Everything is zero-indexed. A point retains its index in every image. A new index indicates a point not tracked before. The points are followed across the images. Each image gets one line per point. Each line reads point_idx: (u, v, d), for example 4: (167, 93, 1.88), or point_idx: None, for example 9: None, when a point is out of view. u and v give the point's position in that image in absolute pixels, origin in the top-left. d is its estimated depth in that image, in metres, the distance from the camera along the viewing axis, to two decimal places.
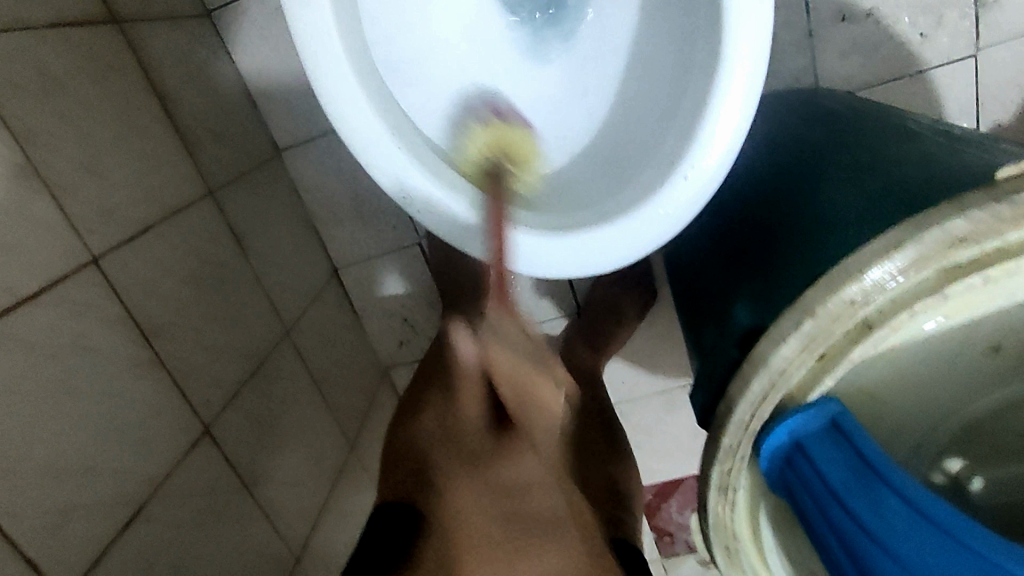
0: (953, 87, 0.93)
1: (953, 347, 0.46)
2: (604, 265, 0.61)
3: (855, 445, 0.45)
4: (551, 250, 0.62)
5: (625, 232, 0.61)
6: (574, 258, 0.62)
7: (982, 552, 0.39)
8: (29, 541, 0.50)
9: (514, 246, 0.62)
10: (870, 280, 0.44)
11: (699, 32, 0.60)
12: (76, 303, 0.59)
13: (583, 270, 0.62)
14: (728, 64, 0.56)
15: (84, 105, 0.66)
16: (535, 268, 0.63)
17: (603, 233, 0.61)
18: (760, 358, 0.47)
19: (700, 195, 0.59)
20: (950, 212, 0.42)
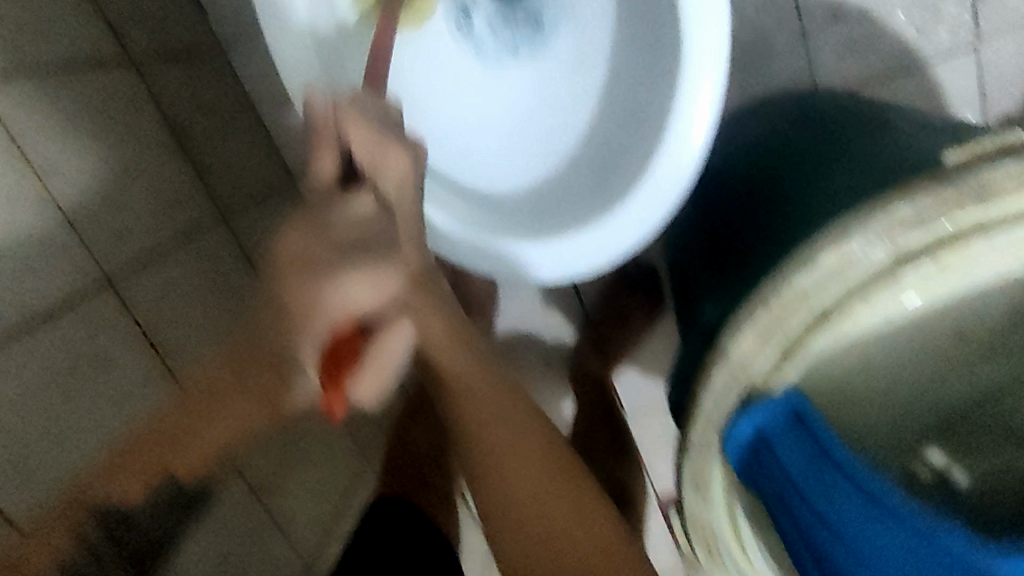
0: (955, 81, 0.92)
1: (917, 333, 0.47)
2: (619, 255, 0.64)
3: (816, 436, 0.45)
4: (563, 250, 0.64)
5: (633, 221, 0.63)
6: (589, 255, 0.64)
7: (943, 545, 0.39)
8: None
9: (526, 258, 0.64)
10: (822, 270, 0.44)
11: (663, 27, 0.63)
12: None
13: (600, 264, 0.64)
14: (694, 46, 0.59)
15: None
16: (551, 274, 0.65)
17: (611, 228, 0.63)
18: (722, 352, 0.47)
19: (691, 178, 0.62)
20: (895, 199, 0.42)
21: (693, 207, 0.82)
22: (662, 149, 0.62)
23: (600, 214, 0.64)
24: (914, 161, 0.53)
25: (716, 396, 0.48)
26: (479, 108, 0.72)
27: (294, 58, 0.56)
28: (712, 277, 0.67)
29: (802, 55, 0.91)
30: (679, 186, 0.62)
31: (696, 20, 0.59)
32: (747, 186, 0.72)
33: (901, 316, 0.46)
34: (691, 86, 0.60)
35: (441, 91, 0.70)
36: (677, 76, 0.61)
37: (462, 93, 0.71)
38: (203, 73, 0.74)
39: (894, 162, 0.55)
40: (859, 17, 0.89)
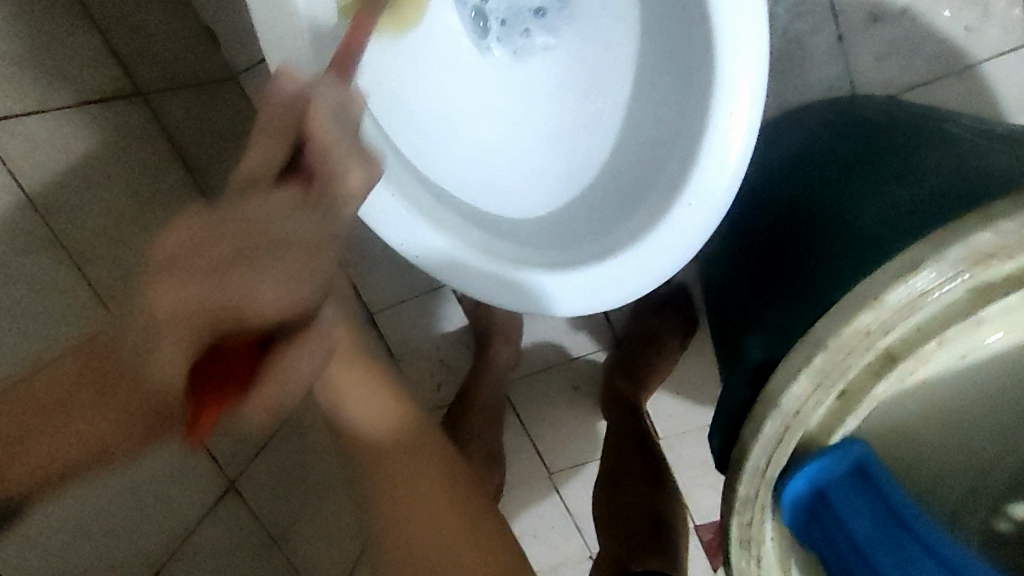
0: (1009, 79, 0.85)
1: (996, 375, 0.41)
2: (664, 272, 0.59)
3: (881, 493, 0.40)
4: (599, 275, 0.59)
5: (674, 233, 0.58)
6: (631, 275, 0.59)
7: None
8: None
9: (558, 291, 0.59)
10: (888, 306, 0.38)
11: (690, 27, 0.58)
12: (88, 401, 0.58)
13: (643, 284, 0.59)
14: (728, 41, 0.54)
15: (103, 173, 0.69)
16: (590, 302, 0.60)
17: (654, 243, 0.58)
18: (771, 397, 0.42)
19: (731, 187, 0.57)
20: (973, 225, 0.37)
21: (730, 225, 0.76)
22: (695, 169, 0.57)
23: (632, 240, 0.59)
24: (976, 182, 0.47)
25: (764, 444, 0.43)
26: (525, 117, 0.69)
27: None
28: (755, 305, 0.62)
29: (839, 60, 0.86)
30: (715, 208, 0.57)
31: (729, 23, 0.53)
32: (788, 204, 0.66)
33: (978, 357, 0.40)
34: (726, 97, 0.55)
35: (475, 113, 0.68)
36: (710, 87, 0.56)
37: (503, 108, 0.69)
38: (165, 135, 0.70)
39: (962, 178, 0.50)
40: (901, 18, 0.83)
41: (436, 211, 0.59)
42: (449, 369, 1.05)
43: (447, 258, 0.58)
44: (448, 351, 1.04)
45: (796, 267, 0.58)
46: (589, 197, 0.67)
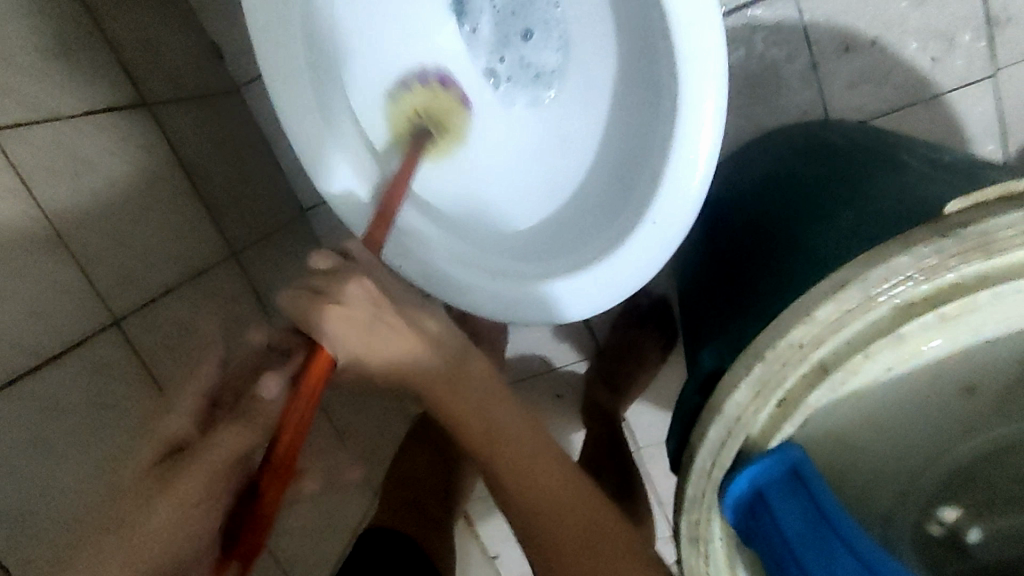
0: (972, 109, 0.89)
1: (923, 387, 0.45)
2: (654, 265, 0.61)
3: (813, 494, 0.44)
4: (592, 280, 0.62)
5: (658, 231, 0.60)
6: (622, 273, 0.61)
7: None
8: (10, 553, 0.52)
9: (559, 296, 0.63)
10: (819, 322, 0.42)
11: (657, 36, 0.60)
12: None
13: (638, 279, 0.62)
14: (684, 44, 0.55)
15: (109, 182, 0.73)
16: (590, 305, 0.63)
17: (637, 241, 0.60)
18: (716, 404, 0.45)
19: (705, 177, 0.59)
20: (895, 251, 0.41)
21: (703, 240, 0.80)
22: (661, 188, 0.59)
23: (619, 240, 0.62)
24: (907, 209, 0.53)
25: (709, 446, 0.46)
26: (531, 123, 0.73)
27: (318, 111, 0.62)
28: (713, 318, 0.66)
29: (812, 87, 0.90)
30: (678, 229, 0.60)
31: (692, 50, 0.55)
32: (752, 225, 0.70)
33: (903, 370, 0.44)
34: (691, 105, 0.57)
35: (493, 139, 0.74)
36: (676, 109, 0.58)
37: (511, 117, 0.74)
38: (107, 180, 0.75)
39: (899, 205, 0.54)
40: (871, 48, 0.88)
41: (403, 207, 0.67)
42: None
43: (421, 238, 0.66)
44: None
45: (753, 283, 0.62)
46: (584, 191, 0.71)
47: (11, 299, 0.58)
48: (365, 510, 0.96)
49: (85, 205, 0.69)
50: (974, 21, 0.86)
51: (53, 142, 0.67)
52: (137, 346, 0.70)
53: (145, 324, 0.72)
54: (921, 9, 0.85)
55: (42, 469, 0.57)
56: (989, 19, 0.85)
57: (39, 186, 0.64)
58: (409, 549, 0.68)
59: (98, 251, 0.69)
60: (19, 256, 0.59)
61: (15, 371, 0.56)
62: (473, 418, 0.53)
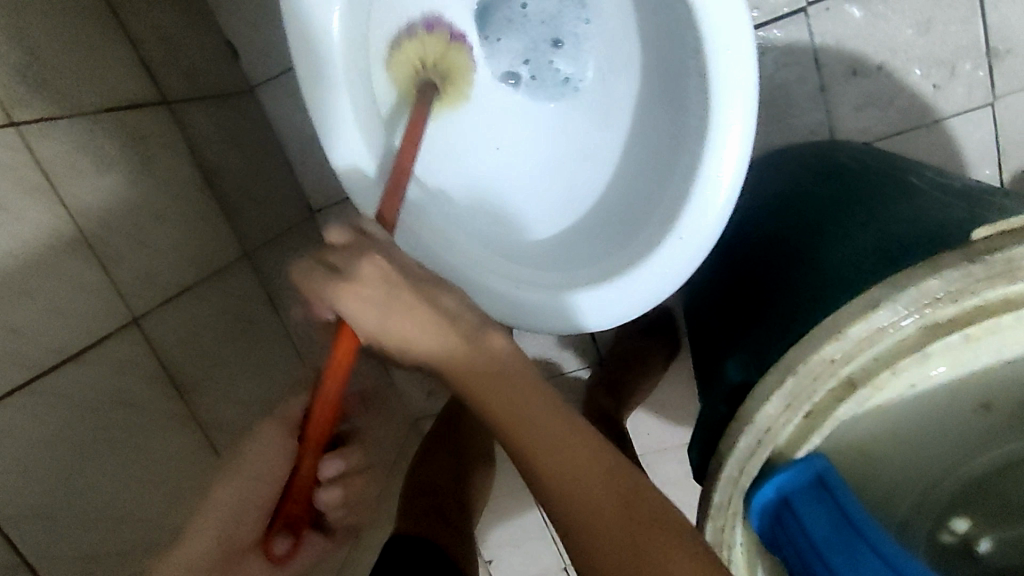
0: (970, 136, 0.93)
1: (942, 403, 0.47)
2: (682, 273, 0.62)
3: (838, 500, 0.46)
4: (623, 289, 0.63)
5: (687, 241, 0.62)
6: (651, 281, 0.63)
7: None
8: (35, 551, 0.52)
9: (585, 305, 0.64)
10: (850, 339, 0.44)
11: (687, 52, 0.62)
12: (5, 425, 0.52)
13: (666, 287, 0.63)
14: (718, 60, 0.58)
15: (131, 180, 0.73)
16: (619, 312, 0.64)
17: (666, 250, 0.62)
18: (747, 415, 0.47)
19: (733, 188, 0.61)
20: (924, 274, 0.43)
21: (717, 255, 0.82)
22: (689, 203, 0.61)
23: (649, 249, 0.63)
24: (926, 232, 0.55)
25: (739, 455, 0.48)
26: (550, 128, 0.75)
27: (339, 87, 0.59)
28: (732, 331, 0.68)
29: (820, 108, 0.93)
30: (703, 243, 0.62)
31: (723, 72, 0.58)
32: (768, 242, 0.72)
33: (924, 386, 0.46)
34: (722, 119, 0.59)
35: (516, 147, 0.75)
36: (706, 128, 0.60)
37: (530, 122, 0.75)
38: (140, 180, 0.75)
39: (916, 227, 0.57)
40: (878, 73, 0.91)
41: (427, 211, 0.66)
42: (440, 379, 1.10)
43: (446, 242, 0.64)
44: None
45: (772, 297, 0.64)
46: (606, 202, 0.73)
47: (40, 296, 0.58)
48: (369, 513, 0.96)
49: (108, 201, 0.69)
50: (975, 52, 0.89)
51: (78, 137, 0.67)
52: (156, 345, 0.70)
53: (165, 321, 0.72)
54: (926, 38, 0.89)
55: (66, 466, 0.56)
56: (990, 51, 0.89)
57: (64, 183, 0.64)
58: (433, 552, 0.70)
59: (119, 246, 0.69)
60: (45, 253, 0.59)
61: (39, 366, 0.56)
62: (526, 426, 0.46)
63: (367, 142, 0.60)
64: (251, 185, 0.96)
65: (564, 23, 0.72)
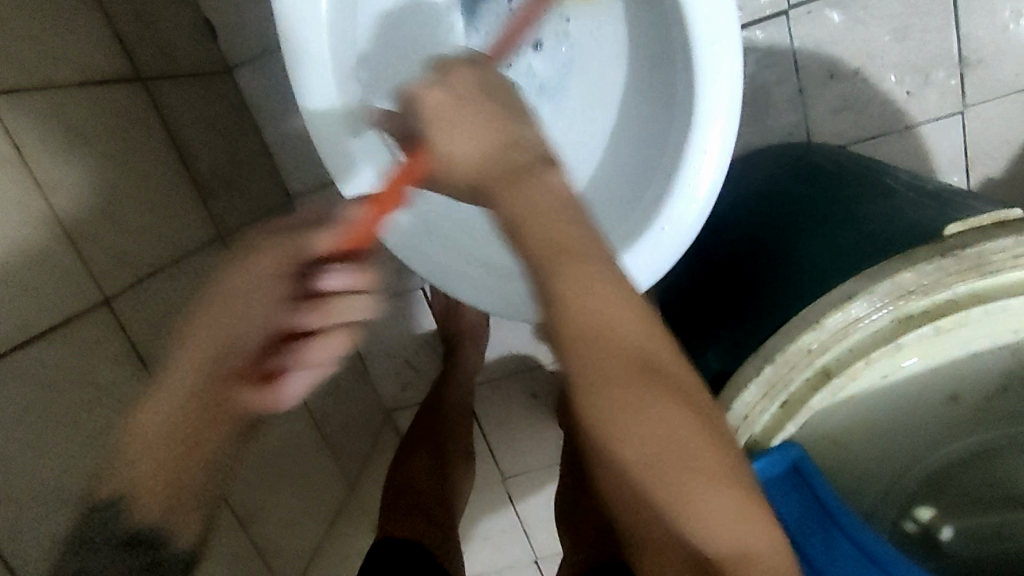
0: (940, 142, 0.95)
1: (912, 395, 0.49)
2: (667, 264, 0.62)
3: (813, 489, 0.47)
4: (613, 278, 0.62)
5: (672, 231, 0.62)
6: (636, 270, 0.62)
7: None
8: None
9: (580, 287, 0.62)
10: (827, 330, 0.45)
11: (674, 43, 0.63)
12: None
13: (650, 278, 0.62)
14: (705, 52, 0.59)
15: (103, 156, 0.71)
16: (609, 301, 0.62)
17: (653, 240, 0.62)
18: (725, 403, 0.48)
19: (716, 179, 0.61)
20: (899, 266, 0.44)
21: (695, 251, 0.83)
22: (671, 195, 0.62)
23: (636, 237, 0.63)
24: (899, 232, 0.57)
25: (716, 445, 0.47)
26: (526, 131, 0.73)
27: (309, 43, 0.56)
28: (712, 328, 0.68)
29: (797, 110, 0.95)
30: (686, 234, 0.62)
31: (708, 64, 0.59)
32: (746, 240, 0.73)
33: (895, 378, 0.48)
34: (706, 109, 0.60)
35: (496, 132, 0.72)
36: (690, 122, 0.61)
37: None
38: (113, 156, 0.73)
39: (892, 226, 0.58)
40: (854, 77, 0.93)
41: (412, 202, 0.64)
42: (416, 368, 1.10)
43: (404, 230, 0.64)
44: (416, 351, 1.09)
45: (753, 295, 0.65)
46: (591, 194, 0.72)
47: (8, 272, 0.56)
48: (343, 500, 0.96)
49: (80, 178, 0.67)
50: (948, 60, 0.92)
51: (53, 111, 0.65)
52: (127, 325, 0.68)
53: (136, 303, 0.70)
54: (901, 45, 0.91)
55: (31, 446, 0.55)
56: (962, 60, 0.91)
57: (34, 158, 0.62)
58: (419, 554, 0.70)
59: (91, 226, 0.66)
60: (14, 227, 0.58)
61: (4, 344, 0.54)
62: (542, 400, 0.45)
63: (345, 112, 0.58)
64: (227, 167, 0.94)
65: (543, 27, 0.72)
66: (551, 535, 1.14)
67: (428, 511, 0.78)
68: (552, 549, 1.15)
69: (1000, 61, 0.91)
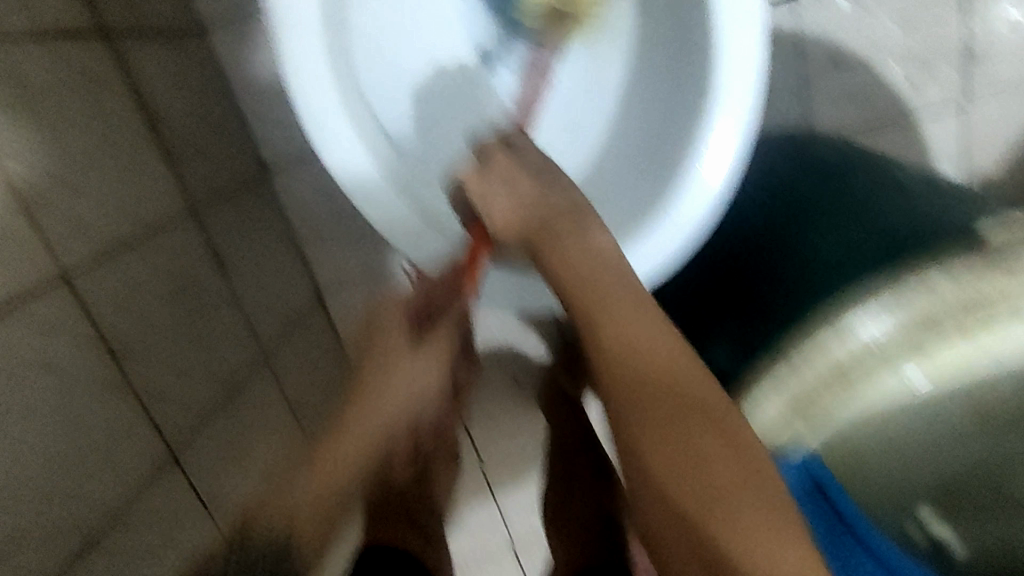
0: (940, 138, 0.94)
1: (929, 400, 0.48)
2: (680, 250, 0.58)
3: (830, 502, 0.46)
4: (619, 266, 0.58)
5: (684, 217, 0.58)
6: (644, 258, 0.58)
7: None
8: None
9: None
10: None
11: (691, 19, 0.60)
12: None
13: (662, 266, 0.58)
14: (726, 31, 0.56)
15: (64, 119, 0.65)
16: None
17: (665, 225, 0.58)
18: None
19: (733, 163, 0.57)
20: None
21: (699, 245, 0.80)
22: (683, 183, 0.58)
23: (646, 222, 0.59)
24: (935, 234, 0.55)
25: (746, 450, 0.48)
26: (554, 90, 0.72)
27: (297, 36, 0.57)
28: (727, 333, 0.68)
29: (800, 99, 0.92)
30: (700, 220, 0.58)
31: (728, 43, 0.56)
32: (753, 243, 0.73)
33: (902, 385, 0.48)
34: (724, 88, 0.57)
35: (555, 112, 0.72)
36: (705, 108, 0.58)
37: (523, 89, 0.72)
38: (76, 118, 0.67)
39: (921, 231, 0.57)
40: (859, 69, 0.90)
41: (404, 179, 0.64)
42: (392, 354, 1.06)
43: (396, 218, 0.63)
44: None
45: (773, 305, 0.64)
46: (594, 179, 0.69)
47: None
48: None
49: (40, 138, 0.61)
50: (953, 54, 0.90)
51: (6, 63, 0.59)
52: (89, 305, 0.62)
53: (100, 279, 0.65)
54: (908, 37, 0.89)
55: None
56: (966, 54, 0.90)
57: None
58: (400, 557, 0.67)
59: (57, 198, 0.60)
60: None
61: None
62: None
63: (345, 108, 0.59)
64: (199, 134, 0.88)
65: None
66: (531, 526, 1.11)
67: (414, 519, 0.75)
68: (532, 541, 1.12)
69: (1003, 57, 0.90)
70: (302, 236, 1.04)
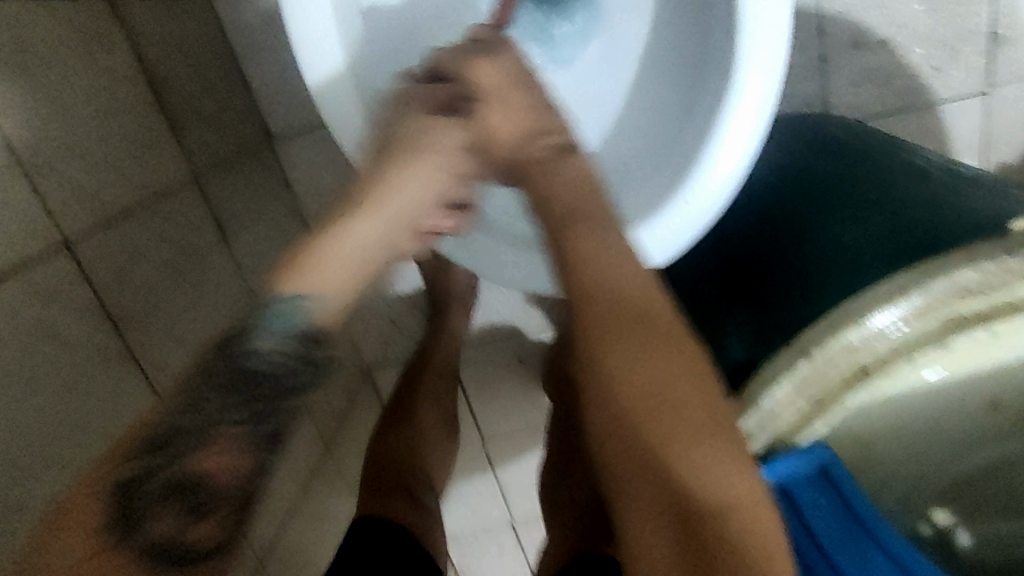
0: (960, 122, 0.92)
1: (945, 395, 0.49)
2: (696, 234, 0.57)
3: (842, 494, 0.47)
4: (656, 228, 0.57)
5: (700, 200, 0.56)
6: (670, 233, 0.57)
7: None
8: None
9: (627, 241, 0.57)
10: (872, 326, 0.44)
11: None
12: None
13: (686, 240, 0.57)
14: (751, 10, 0.54)
15: (65, 83, 0.63)
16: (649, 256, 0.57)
17: (680, 208, 0.57)
18: (753, 399, 0.46)
19: (750, 148, 0.56)
20: (961, 264, 0.44)
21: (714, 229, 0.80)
22: (697, 165, 0.57)
23: (661, 203, 0.58)
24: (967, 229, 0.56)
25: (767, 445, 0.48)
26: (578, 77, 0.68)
27: None
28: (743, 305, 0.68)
29: (818, 77, 0.90)
30: (716, 203, 0.56)
31: (753, 22, 0.54)
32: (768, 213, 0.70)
33: (923, 383, 0.48)
34: (745, 68, 0.55)
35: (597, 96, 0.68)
36: (723, 89, 0.56)
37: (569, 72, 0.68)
38: (74, 79, 0.64)
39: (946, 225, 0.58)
40: (881, 47, 0.88)
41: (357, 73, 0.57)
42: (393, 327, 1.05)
43: (340, 114, 0.55)
44: None
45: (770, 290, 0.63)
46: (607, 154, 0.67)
47: None
48: None
49: (36, 101, 0.59)
50: (977, 36, 0.87)
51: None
52: (90, 271, 0.61)
53: (102, 246, 0.63)
54: (933, 14, 0.86)
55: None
56: (992, 36, 0.87)
57: None
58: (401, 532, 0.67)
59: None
60: None
61: None
62: None
63: None
64: (200, 98, 0.85)
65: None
66: (531, 501, 1.12)
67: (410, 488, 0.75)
68: (531, 515, 1.13)
69: None
70: (307, 208, 1.02)
